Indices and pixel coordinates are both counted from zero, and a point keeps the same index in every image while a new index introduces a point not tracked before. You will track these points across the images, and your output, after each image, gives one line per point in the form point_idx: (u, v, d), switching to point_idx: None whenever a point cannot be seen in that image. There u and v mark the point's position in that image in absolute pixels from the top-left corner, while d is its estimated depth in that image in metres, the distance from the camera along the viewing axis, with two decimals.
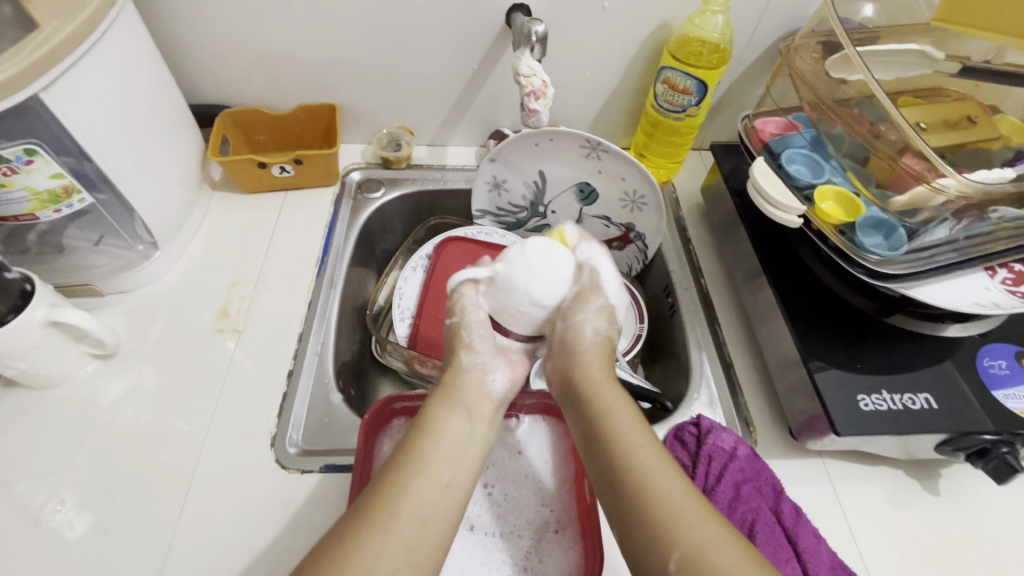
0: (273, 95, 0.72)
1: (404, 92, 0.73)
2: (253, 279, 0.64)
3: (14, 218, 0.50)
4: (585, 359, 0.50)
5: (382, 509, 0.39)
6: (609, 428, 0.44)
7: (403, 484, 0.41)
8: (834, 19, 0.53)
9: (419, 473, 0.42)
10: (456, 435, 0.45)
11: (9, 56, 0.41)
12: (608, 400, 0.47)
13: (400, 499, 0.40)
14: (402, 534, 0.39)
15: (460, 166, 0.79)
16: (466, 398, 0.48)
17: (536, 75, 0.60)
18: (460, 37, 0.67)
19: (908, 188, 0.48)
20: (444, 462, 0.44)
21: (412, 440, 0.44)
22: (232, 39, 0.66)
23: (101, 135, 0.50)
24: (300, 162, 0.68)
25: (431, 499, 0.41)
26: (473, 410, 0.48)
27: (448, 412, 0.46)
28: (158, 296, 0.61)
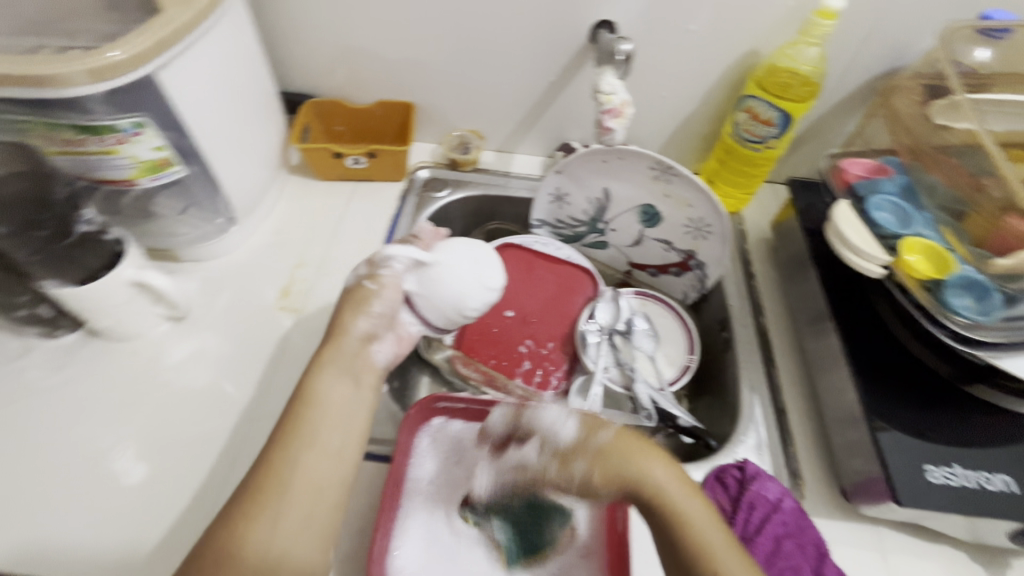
0: (356, 89, 0.75)
1: (480, 97, 0.75)
2: (316, 262, 0.66)
3: (115, 183, 0.52)
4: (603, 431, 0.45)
5: (263, 485, 0.41)
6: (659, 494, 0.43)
7: (289, 455, 0.43)
8: (951, 67, 0.52)
9: (303, 436, 0.44)
10: (337, 397, 0.47)
11: (136, 36, 0.45)
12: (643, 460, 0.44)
13: (284, 468, 0.42)
14: (286, 498, 0.41)
15: (525, 174, 0.80)
16: (345, 364, 0.48)
17: (615, 94, 0.60)
18: (541, 48, 0.68)
19: (1012, 249, 0.45)
20: (325, 424, 0.45)
21: (296, 407, 0.45)
22: (326, 33, 0.69)
23: (202, 114, 0.53)
24: (374, 156, 0.71)
25: (314, 463, 0.43)
26: (351, 370, 0.49)
27: (327, 378, 0.47)
28: (230, 268, 0.65)
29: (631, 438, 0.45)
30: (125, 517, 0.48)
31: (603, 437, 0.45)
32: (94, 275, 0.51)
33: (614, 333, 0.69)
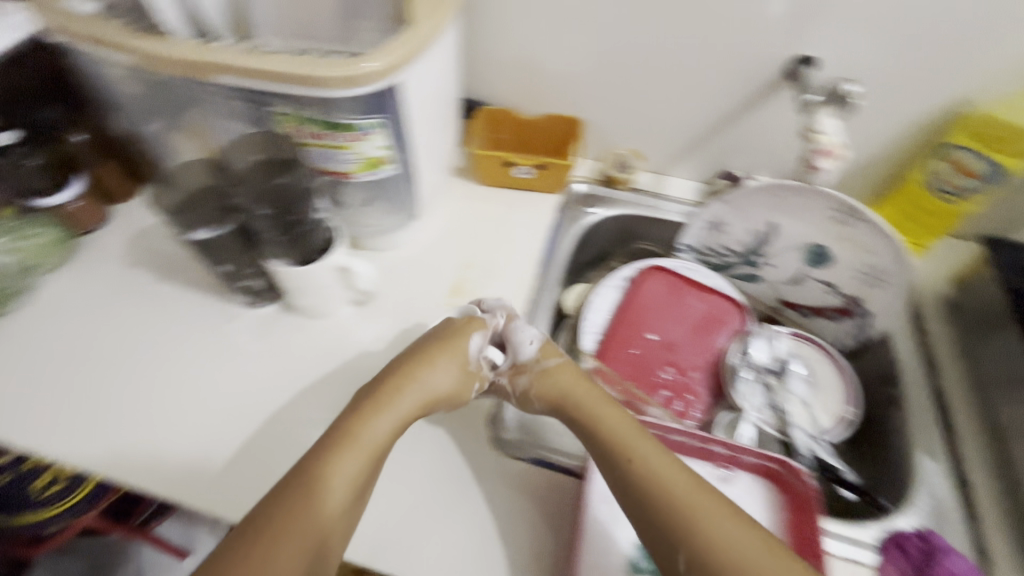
0: (527, 101, 0.77)
1: (649, 119, 0.75)
2: (482, 265, 0.69)
3: (334, 174, 0.57)
4: (586, 398, 0.54)
5: (290, 521, 0.43)
6: (631, 455, 0.49)
7: (315, 493, 0.45)
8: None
9: (350, 454, 0.47)
10: (381, 445, 0.49)
11: (390, 50, 0.48)
12: (619, 427, 0.51)
13: (314, 505, 0.44)
14: (308, 542, 0.43)
15: (679, 198, 0.79)
16: (393, 410, 0.51)
17: (833, 134, 0.58)
18: (728, 78, 0.67)
19: None
20: (363, 473, 0.47)
21: (340, 448, 0.47)
22: (512, 46, 0.71)
23: (420, 119, 0.57)
24: (542, 168, 0.73)
25: (342, 506, 0.46)
26: (404, 418, 0.52)
27: (385, 415, 0.51)
28: (402, 260, 0.69)
29: (629, 424, 0.51)
30: None
31: (550, 363, 0.57)
32: (308, 258, 0.55)
33: (768, 374, 0.67)
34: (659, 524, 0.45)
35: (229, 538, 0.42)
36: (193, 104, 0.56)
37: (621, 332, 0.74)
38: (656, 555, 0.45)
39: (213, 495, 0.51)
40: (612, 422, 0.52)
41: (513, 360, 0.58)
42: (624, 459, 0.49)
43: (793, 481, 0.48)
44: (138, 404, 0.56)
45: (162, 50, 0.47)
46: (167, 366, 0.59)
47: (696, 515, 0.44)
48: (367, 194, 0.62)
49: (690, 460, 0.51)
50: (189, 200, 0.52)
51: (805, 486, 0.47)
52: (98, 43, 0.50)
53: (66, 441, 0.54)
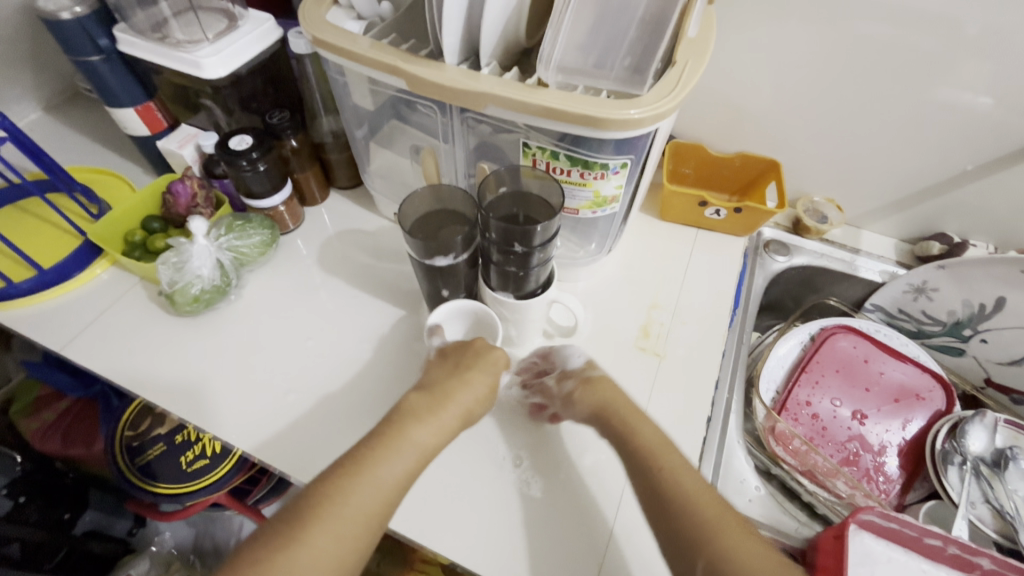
0: (721, 139, 0.74)
1: (857, 169, 0.70)
2: (670, 308, 0.66)
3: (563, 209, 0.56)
4: (629, 407, 0.50)
5: (324, 511, 0.40)
6: (693, 500, 0.43)
7: (347, 486, 0.42)
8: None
9: (398, 456, 0.45)
10: (424, 450, 0.46)
11: (660, 97, 0.45)
12: (676, 464, 0.46)
13: (347, 501, 0.41)
14: (338, 535, 0.40)
15: (877, 255, 0.73)
16: (437, 418, 0.48)
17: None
18: (970, 136, 0.62)
19: None
20: (404, 475, 0.44)
21: (380, 445, 0.45)
22: (721, 84, 0.69)
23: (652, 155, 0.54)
24: (737, 211, 0.69)
25: (380, 505, 0.42)
26: (449, 428, 0.49)
27: (428, 423, 0.47)
28: (586, 295, 0.67)
29: (688, 469, 0.45)
30: (528, 530, 0.50)
31: (597, 374, 0.54)
32: (533, 292, 0.56)
33: (981, 464, 0.60)
34: (679, 537, 0.42)
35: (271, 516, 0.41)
36: (438, 128, 0.58)
37: (804, 392, 0.69)
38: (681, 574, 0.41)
39: (416, 521, 0.50)
40: (645, 426, 0.49)
41: (561, 368, 0.56)
42: (683, 504, 0.43)
43: None
44: (335, 412, 0.57)
45: (439, 78, 0.48)
46: (369, 378, 0.60)
47: (716, 530, 0.41)
48: (575, 226, 0.60)
49: (943, 567, 0.47)
50: (440, 215, 0.56)
51: None
52: (363, 64, 0.51)
53: (276, 443, 0.55)
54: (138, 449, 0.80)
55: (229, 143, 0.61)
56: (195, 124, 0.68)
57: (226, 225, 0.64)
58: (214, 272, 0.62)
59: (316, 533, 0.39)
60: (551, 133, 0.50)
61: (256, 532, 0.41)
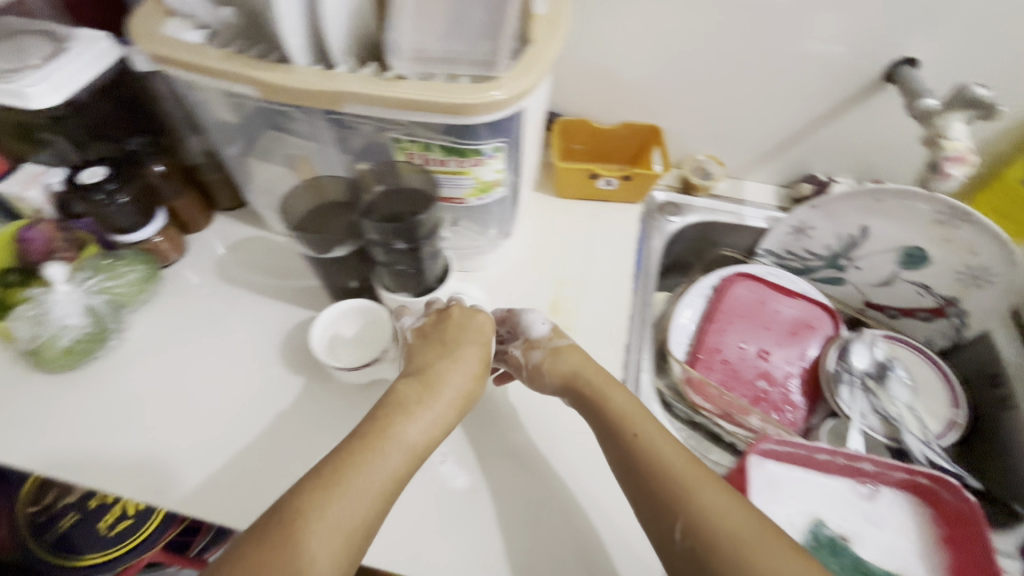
0: (603, 111, 0.76)
1: (729, 124, 0.74)
2: (576, 281, 0.68)
3: (449, 200, 0.56)
4: (606, 377, 0.53)
5: (302, 529, 0.37)
6: (664, 461, 0.45)
7: (328, 499, 0.39)
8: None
9: (395, 444, 0.43)
10: (414, 448, 0.44)
11: (516, 77, 0.46)
12: (648, 429, 0.48)
13: (330, 515, 0.38)
14: (326, 553, 0.37)
15: (760, 203, 0.78)
16: (427, 411, 0.46)
17: (962, 141, 0.51)
18: (818, 81, 0.67)
19: None
20: (393, 477, 0.42)
21: (365, 450, 0.42)
22: (592, 55, 0.70)
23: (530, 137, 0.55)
24: (627, 179, 0.71)
25: (366, 516, 0.40)
26: (443, 423, 0.47)
27: (419, 419, 0.45)
28: (494, 281, 0.67)
29: (662, 431, 0.48)
30: (458, 523, 0.50)
31: (561, 342, 0.57)
32: (429, 290, 0.56)
33: (868, 379, 0.67)
34: (656, 499, 0.43)
35: (239, 541, 0.37)
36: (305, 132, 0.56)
37: (713, 339, 0.73)
38: (658, 535, 0.42)
39: None
40: (616, 397, 0.51)
41: (525, 337, 0.58)
42: (658, 466, 0.45)
43: (945, 497, 0.48)
44: (242, 443, 0.54)
45: (287, 80, 0.46)
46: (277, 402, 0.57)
47: (693, 487, 0.42)
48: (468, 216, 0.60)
49: (836, 478, 0.51)
50: (315, 220, 0.54)
51: (963, 500, 0.47)
52: (209, 74, 0.48)
53: (183, 489, 0.51)
54: (46, 522, 0.74)
55: (79, 177, 0.56)
56: (42, 161, 0.62)
57: (93, 266, 0.59)
58: (85, 319, 0.57)
59: (309, 524, 0.37)
60: (414, 125, 0.48)
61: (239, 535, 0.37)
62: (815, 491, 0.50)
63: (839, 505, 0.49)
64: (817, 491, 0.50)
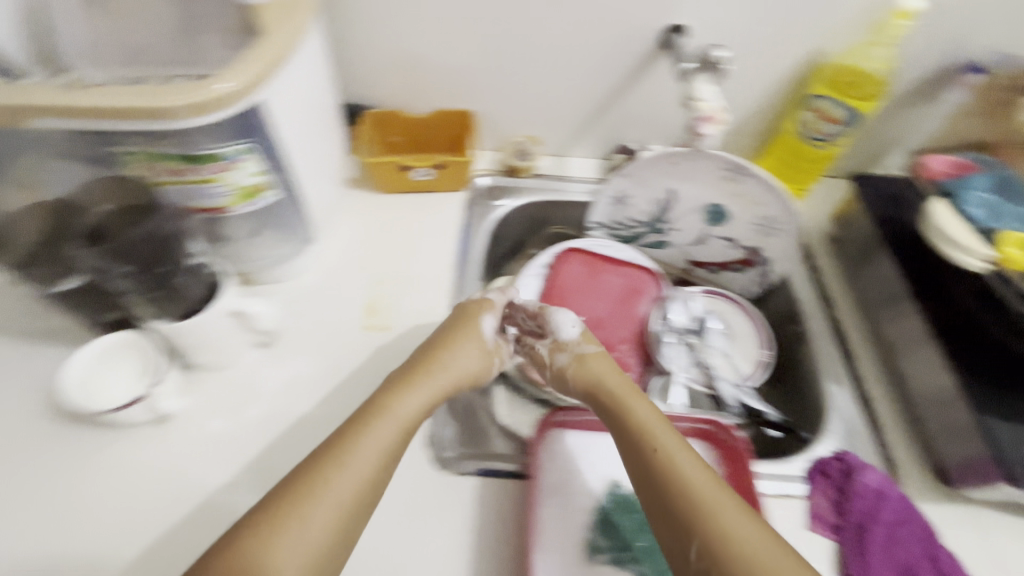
0: (413, 100, 0.75)
1: (538, 102, 0.75)
2: (394, 278, 0.66)
3: (207, 211, 0.51)
4: (608, 379, 0.52)
5: (308, 497, 0.40)
6: (676, 477, 0.43)
7: (327, 473, 0.41)
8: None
9: (384, 424, 0.46)
10: (408, 419, 0.47)
11: (246, 67, 0.44)
12: (664, 436, 0.46)
13: (332, 485, 0.41)
14: (327, 519, 0.39)
15: (582, 178, 0.81)
16: (425, 384, 0.50)
17: (711, 102, 0.54)
18: (606, 53, 0.68)
19: None
20: (393, 445, 0.45)
21: (366, 420, 0.45)
22: (386, 40, 0.68)
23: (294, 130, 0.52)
24: (442, 167, 0.70)
25: (366, 487, 0.42)
26: (437, 396, 0.50)
27: (414, 393, 0.49)
28: (304, 289, 0.63)
29: (670, 431, 0.47)
30: None
31: (588, 349, 0.56)
32: (194, 311, 0.51)
33: (688, 334, 0.71)
34: (672, 512, 0.42)
35: (247, 515, 0.39)
36: None
37: None
38: (671, 551, 0.41)
39: None
40: (635, 405, 0.49)
41: (553, 338, 0.58)
42: (670, 477, 0.43)
43: (724, 436, 0.51)
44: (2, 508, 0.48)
45: None
46: (45, 456, 0.51)
47: (708, 505, 0.41)
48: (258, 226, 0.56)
49: None
50: (32, 254, 0.48)
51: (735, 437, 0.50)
52: None
53: None
54: None
55: None
56: None
57: None
58: None
59: (308, 514, 0.39)
60: (130, 135, 0.44)
61: (238, 521, 0.39)
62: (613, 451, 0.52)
63: None
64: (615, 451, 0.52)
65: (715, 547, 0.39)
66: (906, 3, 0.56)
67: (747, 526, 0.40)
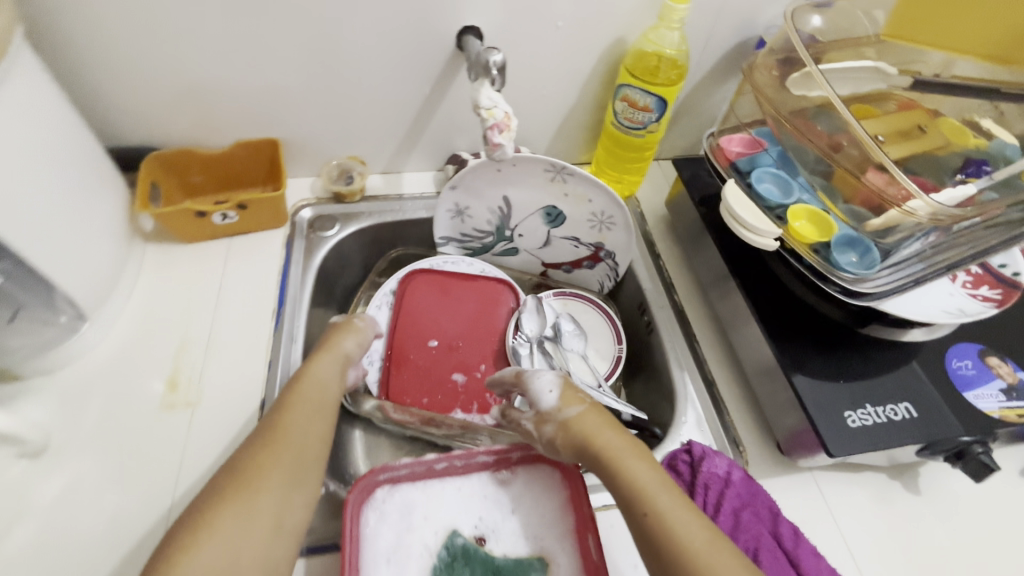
0: (206, 132, 0.66)
1: (350, 120, 0.69)
2: (203, 343, 0.59)
3: None
4: (595, 439, 0.45)
5: (258, 457, 0.44)
6: (677, 544, 0.38)
7: (275, 428, 0.46)
8: (796, 37, 0.53)
9: (299, 408, 0.49)
10: (327, 379, 0.53)
11: None
12: (658, 495, 0.40)
13: (280, 443, 0.45)
14: (284, 471, 0.44)
15: (418, 194, 0.75)
16: (336, 353, 0.56)
17: (498, 107, 0.51)
18: (408, 62, 0.64)
19: (880, 211, 0.48)
20: (320, 400, 0.51)
21: (291, 386, 0.51)
22: (147, 69, 0.59)
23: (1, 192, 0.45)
24: (245, 207, 0.63)
25: (309, 434, 0.47)
26: (342, 358, 0.56)
27: (321, 360, 0.54)
28: (90, 373, 0.55)
29: (670, 488, 0.41)
30: None
31: (572, 413, 0.47)
32: None
33: (543, 340, 0.69)
34: None
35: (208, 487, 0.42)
36: None
37: (400, 349, 0.69)
38: None
39: None
40: (628, 464, 0.43)
41: (535, 409, 0.49)
42: (670, 546, 0.38)
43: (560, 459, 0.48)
44: None
45: None
46: None
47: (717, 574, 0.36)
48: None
49: (472, 476, 0.49)
50: None
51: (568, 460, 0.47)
52: None
53: None
54: None
55: None
56: None
57: None
58: None
59: (258, 490, 0.42)
60: None
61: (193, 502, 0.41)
62: (451, 499, 0.48)
63: (473, 506, 0.48)
64: (453, 498, 0.48)
65: None
66: None
67: None
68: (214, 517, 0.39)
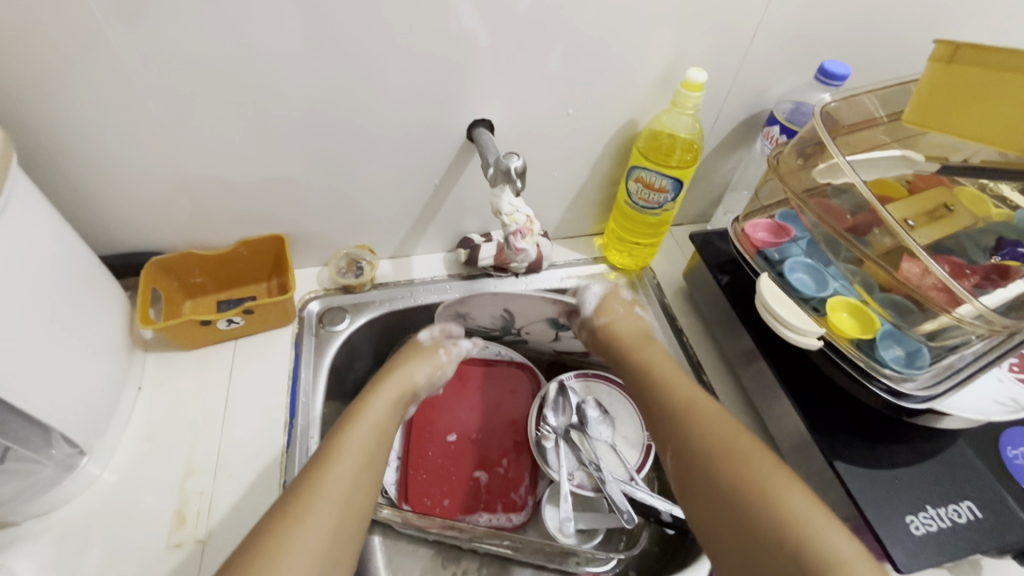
0: (209, 233, 0.64)
1: (358, 210, 0.67)
2: (210, 465, 0.55)
3: None
4: (623, 337, 0.63)
5: (312, 493, 0.45)
6: (717, 449, 0.47)
7: (327, 470, 0.47)
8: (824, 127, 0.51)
9: (345, 458, 0.49)
10: (382, 422, 0.54)
11: None
12: (706, 418, 0.50)
13: (332, 483, 0.46)
14: (334, 514, 0.45)
15: (430, 279, 0.73)
16: (396, 392, 0.58)
17: (519, 213, 0.54)
18: (416, 153, 0.63)
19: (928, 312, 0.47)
20: (372, 443, 0.52)
21: (345, 426, 0.52)
22: (149, 176, 0.57)
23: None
24: (251, 312, 0.61)
25: (357, 477, 0.48)
26: (396, 400, 0.58)
27: (376, 401, 0.56)
28: (89, 512, 0.51)
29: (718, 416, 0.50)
30: None
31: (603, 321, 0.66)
32: None
33: (569, 429, 0.66)
34: (721, 492, 0.45)
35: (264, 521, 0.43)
36: None
37: (419, 447, 0.66)
38: (712, 517, 0.45)
39: None
40: (682, 392, 0.53)
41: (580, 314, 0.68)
42: (709, 453, 0.47)
43: None
44: None
45: None
46: None
47: (749, 475, 0.44)
48: None
49: None
50: None
51: None
52: None
53: None
54: None
55: None
56: None
57: None
58: None
59: (306, 526, 0.43)
60: None
61: (251, 529, 0.43)
62: None
63: None
64: None
65: (763, 516, 0.42)
66: (691, 75, 0.56)
67: (794, 496, 0.42)
68: (271, 548, 0.41)
